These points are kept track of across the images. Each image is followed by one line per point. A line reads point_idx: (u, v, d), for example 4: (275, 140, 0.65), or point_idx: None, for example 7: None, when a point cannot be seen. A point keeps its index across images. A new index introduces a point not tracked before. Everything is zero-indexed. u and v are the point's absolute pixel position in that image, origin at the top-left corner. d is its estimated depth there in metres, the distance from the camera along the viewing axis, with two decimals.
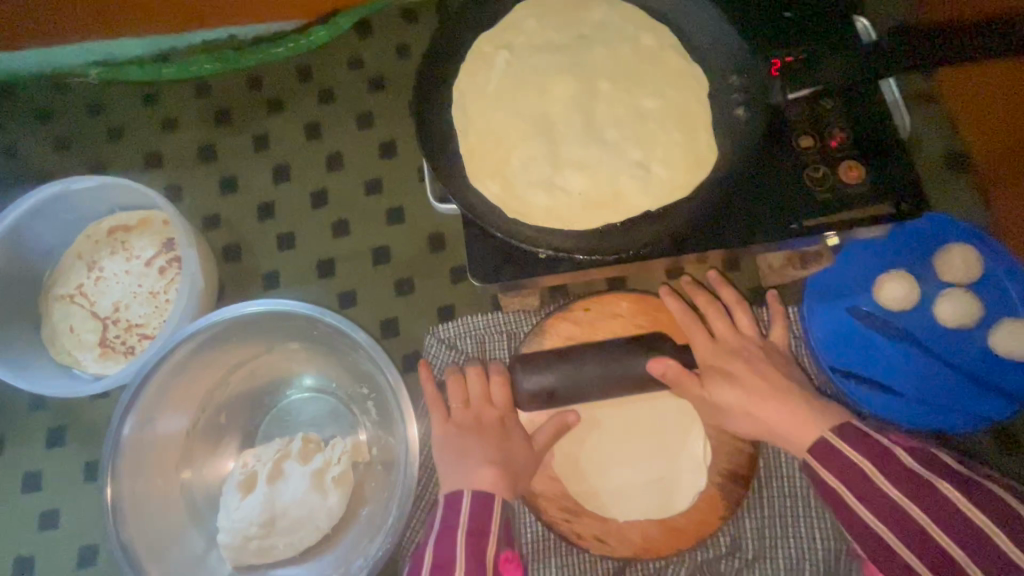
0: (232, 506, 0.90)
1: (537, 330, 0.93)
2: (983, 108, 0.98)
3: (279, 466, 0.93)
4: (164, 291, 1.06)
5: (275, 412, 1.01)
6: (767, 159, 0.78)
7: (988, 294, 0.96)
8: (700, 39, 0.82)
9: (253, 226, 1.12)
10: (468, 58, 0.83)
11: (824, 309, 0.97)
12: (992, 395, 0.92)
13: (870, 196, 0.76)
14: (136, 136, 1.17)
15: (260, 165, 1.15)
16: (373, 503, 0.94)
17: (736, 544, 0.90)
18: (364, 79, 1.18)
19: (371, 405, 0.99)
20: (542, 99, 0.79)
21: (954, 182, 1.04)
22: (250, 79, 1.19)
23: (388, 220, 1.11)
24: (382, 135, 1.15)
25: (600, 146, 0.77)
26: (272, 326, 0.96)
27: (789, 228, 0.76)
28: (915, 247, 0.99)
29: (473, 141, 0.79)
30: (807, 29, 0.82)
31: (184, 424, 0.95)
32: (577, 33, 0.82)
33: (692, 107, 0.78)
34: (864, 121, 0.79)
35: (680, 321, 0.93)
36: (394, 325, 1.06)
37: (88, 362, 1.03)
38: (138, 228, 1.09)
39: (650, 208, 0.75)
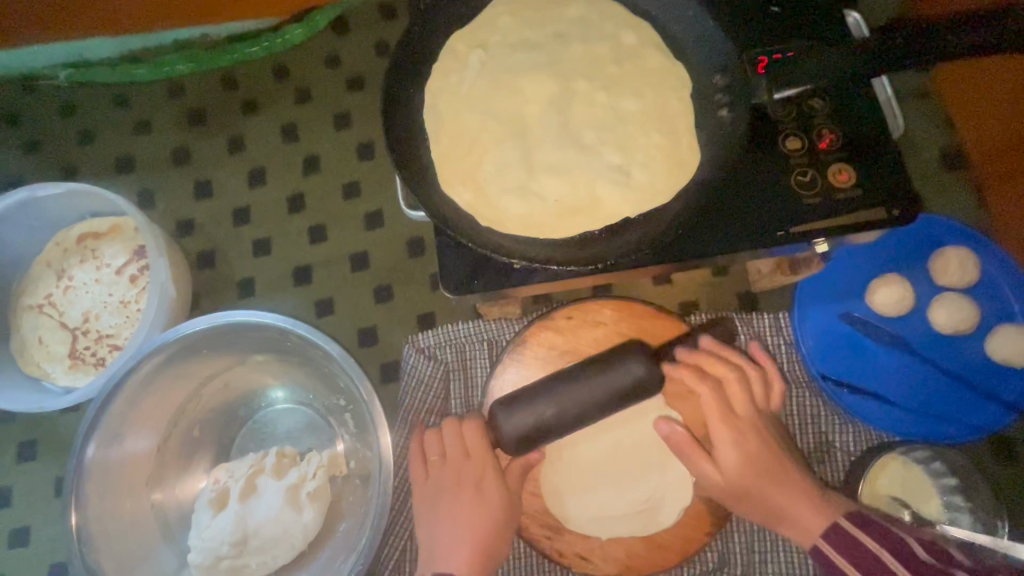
0: (202, 525, 0.87)
1: (518, 339, 0.90)
2: (981, 106, 0.94)
3: (252, 482, 0.90)
4: (135, 301, 1.03)
5: (251, 424, 0.98)
6: (752, 162, 0.75)
7: (985, 298, 0.93)
8: (683, 36, 0.79)
9: (228, 231, 1.09)
10: (441, 58, 0.80)
11: (815, 315, 0.94)
12: (989, 404, 0.89)
13: (860, 201, 0.73)
14: (107, 139, 1.14)
15: (235, 168, 1.12)
16: (350, 519, 0.91)
17: (724, 558, 0.88)
18: (342, 79, 1.14)
19: (348, 417, 0.96)
20: (517, 100, 0.75)
21: (950, 183, 1.01)
22: (224, 79, 1.15)
23: (365, 225, 1.07)
24: (359, 137, 1.11)
25: (577, 150, 0.73)
26: (244, 337, 0.93)
27: (775, 235, 0.72)
28: (909, 251, 0.96)
29: (446, 145, 0.76)
30: (798, 26, 0.78)
31: (154, 439, 0.92)
32: (554, 30, 0.79)
33: (674, 108, 0.74)
34: (854, 121, 0.75)
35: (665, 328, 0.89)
36: (372, 333, 1.03)
37: (58, 375, 1.00)
38: (109, 235, 1.06)
39: (629, 215, 0.71)
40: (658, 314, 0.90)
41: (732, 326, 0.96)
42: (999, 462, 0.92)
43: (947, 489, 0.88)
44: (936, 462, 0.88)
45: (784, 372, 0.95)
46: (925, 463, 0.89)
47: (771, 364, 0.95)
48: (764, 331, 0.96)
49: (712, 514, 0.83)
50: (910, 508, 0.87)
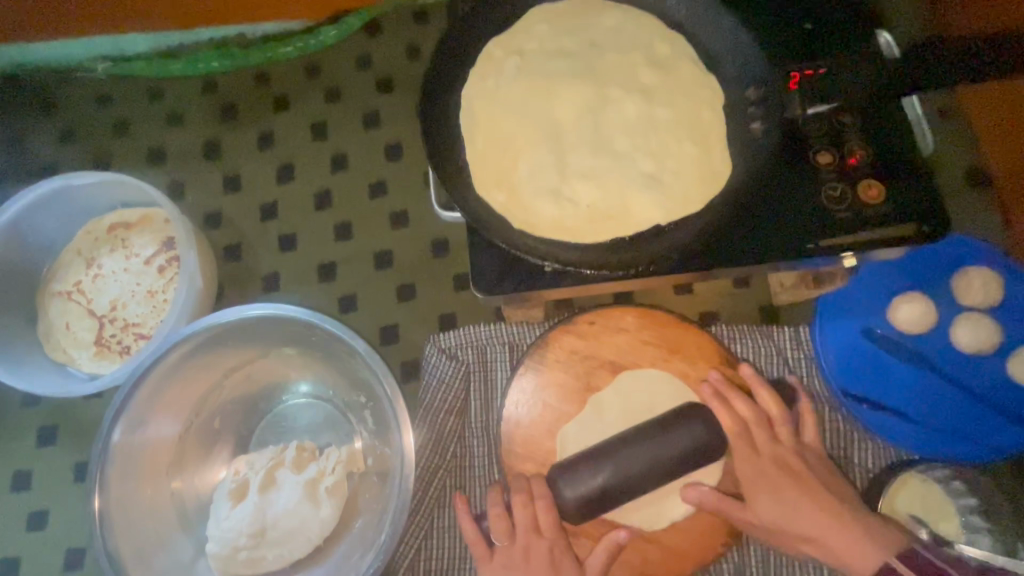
0: (222, 514, 0.88)
1: (540, 342, 0.91)
2: (1007, 128, 0.95)
3: (271, 475, 0.90)
4: (162, 291, 1.04)
5: (271, 417, 0.99)
6: (783, 174, 0.76)
7: (1008, 319, 0.93)
8: (716, 48, 0.80)
9: (256, 227, 1.11)
10: (478, 63, 0.81)
11: (837, 330, 0.94)
12: (1012, 425, 0.89)
13: (890, 216, 0.73)
14: (140, 131, 1.16)
15: (264, 164, 1.14)
16: (367, 515, 0.91)
17: (741, 570, 0.87)
18: (372, 80, 1.16)
19: (368, 413, 0.97)
20: (552, 106, 0.77)
21: (976, 202, 1.01)
22: (257, 77, 1.18)
23: (390, 224, 1.09)
24: (388, 138, 1.13)
25: (610, 157, 0.74)
26: (270, 330, 0.94)
27: (805, 247, 0.73)
28: (932, 269, 0.96)
29: (481, 148, 0.77)
30: (831, 43, 0.80)
31: (177, 427, 0.93)
32: (590, 39, 0.80)
33: (707, 119, 0.76)
34: (885, 138, 0.76)
35: (688, 337, 0.90)
36: (394, 331, 1.04)
37: (83, 361, 1.01)
38: (139, 225, 1.08)
39: (659, 222, 0.72)
40: (681, 322, 0.90)
41: (752, 337, 0.97)
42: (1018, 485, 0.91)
43: (967, 510, 0.87)
44: (956, 482, 0.88)
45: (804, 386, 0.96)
46: (946, 482, 0.88)
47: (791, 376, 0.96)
48: (784, 344, 0.97)
49: (730, 524, 0.83)
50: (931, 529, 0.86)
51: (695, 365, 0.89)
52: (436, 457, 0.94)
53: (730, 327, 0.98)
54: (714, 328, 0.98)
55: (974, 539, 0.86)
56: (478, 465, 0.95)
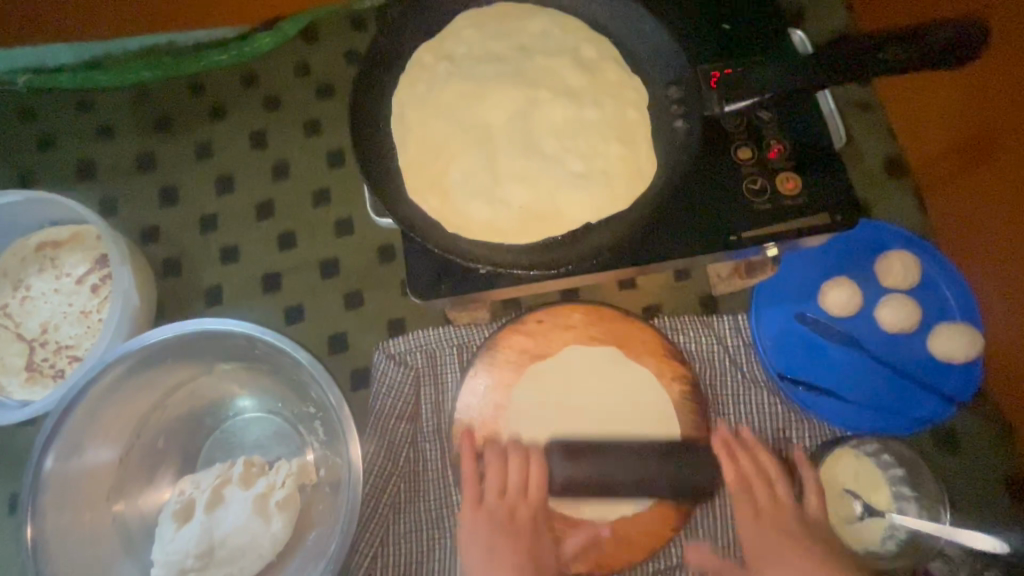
0: (167, 537, 0.86)
1: (487, 343, 0.93)
2: (919, 119, 1.01)
3: (218, 492, 0.89)
4: (97, 310, 1.01)
5: (217, 435, 0.97)
6: (707, 170, 0.78)
7: (926, 298, 0.98)
8: (640, 50, 0.82)
9: (195, 239, 1.08)
10: (408, 69, 0.82)
11: (772, 316, 0.99)
12: (933, 398, 0.94)
13: (808, 206, 0.77)
14: (69, 146, 1.12)
15: (202, 175, 1.11)
16: (320, 527, 0.91)
17: None
18: (311, 87, 1.15)
19: (318, 424, 0.96)
20: (482, 110, 0.78)
21: (896, 189, 1.07)
22: (191, 86, 1.15)
23: (336, 232, 1.08)
24: (329, 145, 1.12)
25: (539, 159, 0.76)
26: (210, 346, 0.92)
27: (729, 239, 0.76)
28: (858, 253, 1.01)
29: (413, 154, 0.77)
30: (747, 42, 0.83)
31: (116, 452, 0.91)
32: (517, 43, 0.81)
33: (632, 118, 0.78)
34: (800, 133, 0.80)
35: (631, 331, 0.93)
36: (343, 339, 1.03)
37: (14, 387, 0.97)
38: (69, 243, 1.04)
39: (589, 220, 0.74)
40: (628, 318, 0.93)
41: (693, 327, 1.00)
42: (940, 453, 0.97)
43: (896, 480, 0.92)
44: (885, 454, 0.93)
45: (744, 372, 1.00)
46: (875, 455, 0.93)
47: (731, 363, 1.00)
48: (725, 333, 1.01)
49: (676, 511, 0.87)
50: (861, 500, 0.92)
51: (638, 357, 0.92)
52: (388, 464, 0.94)
53: (672, 318, 1.01)
54: (656, 321, 1.01)
55: (902, 507, 0.90)
56: (431, 469, 0.95)
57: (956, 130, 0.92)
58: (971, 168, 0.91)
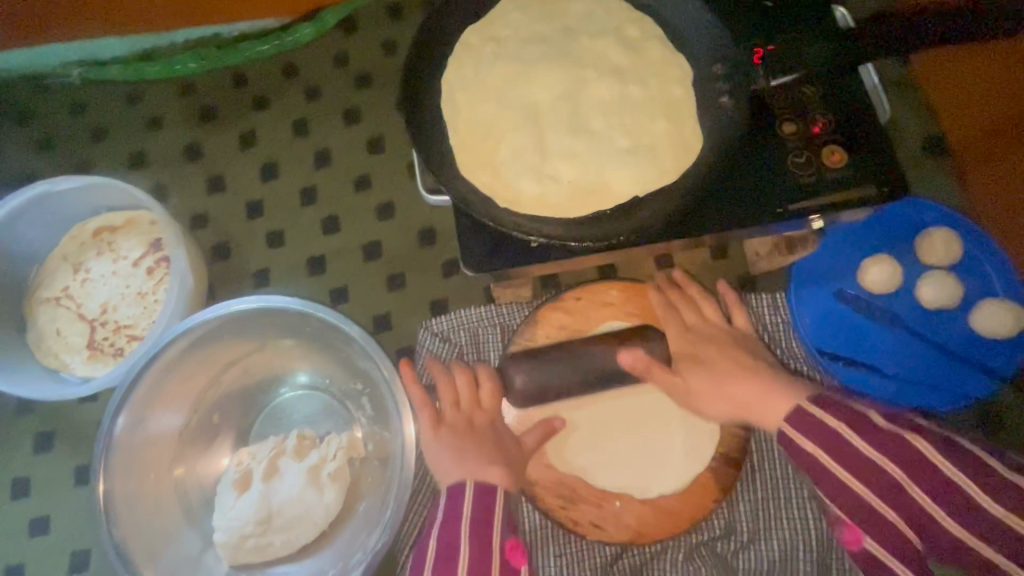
0: (226, 506, 0.90)
1: (530, 320, 0.95)
2: (957, 96, 1.01)
3: (274, 464, 0.92)
4: (153, 291, 1.05)
5: (269, 410, 1.01)
6: (753, 145, 0.79)
7: (968, 275, 0.98)
8: (683, 29, 0.84)
9: (242, 224, 1.12)
10: (455, 52, 0.84)
11: (810, 293, 1.00)
12: (976, 373, 0.95)
13: (853, 179, 0.78)
14: (121, 135, 1.16)
15: (248, 162, 1.15)
16: (371, 498, 0.94)
17: (731, 526, 0.92)
18: (351, 76, 1.18)
19: (365, 400, 1.00)
20: (530, 90, 0.80)
21: (934, 167, 1.07)
22: (235, 77, 1.18)
23: (377, 216, 1.11)
24: (370, 132, 1.15)
25: (586, 136, 0.78)
26: (263, 323, 0.95)
27: (775, 212, 0.77)
28: (897, 231, 1.02)
29: (464, 133, 0.80)
30: (790, 19, 0.84)
31: (176, 425, 0.95)
32: (562, 25, 0.83)
33: (677, 96, 0.79)
34: (844, 107, 0.81)
35: (670, 308, 0.95)
36: (387, 319, 1.06)
37: (77, 365, 1.01)
38: (125, 228, 1.08)
39: (638, 194, 0.76)
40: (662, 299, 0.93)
41: None
42: (982, 429, 0.97)
43: None
44: None
45: (783, 349, 1.01)
46: None
47: (770, 341, 1.01)
48: (762, 310, 1.00)
49: (719, 483, 0.88)
50: None
51: None
52: None
53: (711, 297, 1.02)
54: (695, 299, 1.02)
55: None
56: None
57: (998, 106, 0.93)
58: (1014, 145, 0.91)
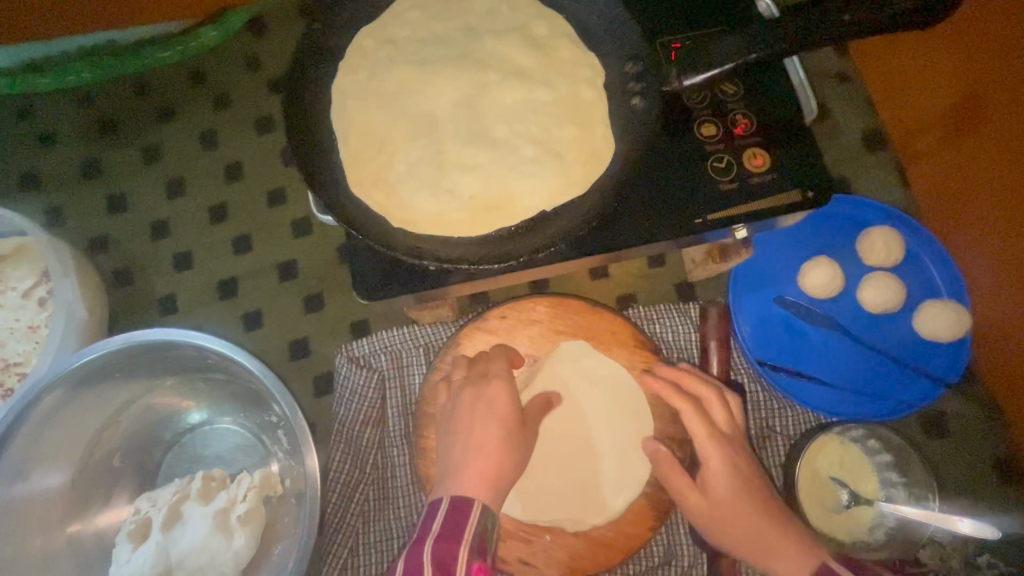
0: (122, 560, 0.82)
1: (451, 342, 0.89)
2: (897, 87, 0.96)
3: (176, 510, 0.85)
4: (45, 325, 0.96)
5: (179, 448, 0.93)
6: (669, 150, 0.74)
7: (910, 275, 0.94)
8: (595, 25, 0.77)
9: (147, 247, 1.03)
10: (347, 55, 0.76)
11: (749, 300, 0.95)
12: (919, 378, 0.91)
13: (775, 183, 0.72)
14: (11, 154, 1.07)
15: (152, 179, 1.06)
16: (286, 540, 0.87)
17: (671, 551, 0.88)
18: (263, 81, 1.10)
19: (281, 433, 0.92)
20: (427, 97, 0.73)
21: (875, 162, 1.03)
22: (135, 87, 1.10)
23: (293, 232, 1.03)
24: (284, 142, 1.07)
25: (488, 146, 0.71)
26: (161, 357, 0.88)
27: (694, 221, 0.71)
28: (839, 232, 0.97)
29: (355, 145, 0.72)
30: (709, 12, 0.78)
31: (68, 472, 0.86)
32: (463, 24, 0.77)
33: (587, 98, 0.73)
34: (766, 106, 0.75)
35: (600, 322, 0.89)
36: (305, 344, 0.99)
37: None
38: (13, 256, 0.99)
39: (544, 208, 0.69)
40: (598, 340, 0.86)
41: (668, 316, 0.96)
42: (927, 435, 0.93)
43: (883, 467, 0.88)
44: (871, 440, 0.88)
45: None
46: (862, 442, 0.89)
47: None
48: None
49: (654, 510, 0.83)
50: (847, 488, 0.87)
51: (609, 350, 0.88)
52: (355, 472, 0.91)
53: (647, 307, 0.97)
54: (630, 311, 0.97)
55: (890, 494, 0.87)
56: (400, 475, 0.92)
57: (937, 97, 0.87)
58: (955, 137, 0.86)
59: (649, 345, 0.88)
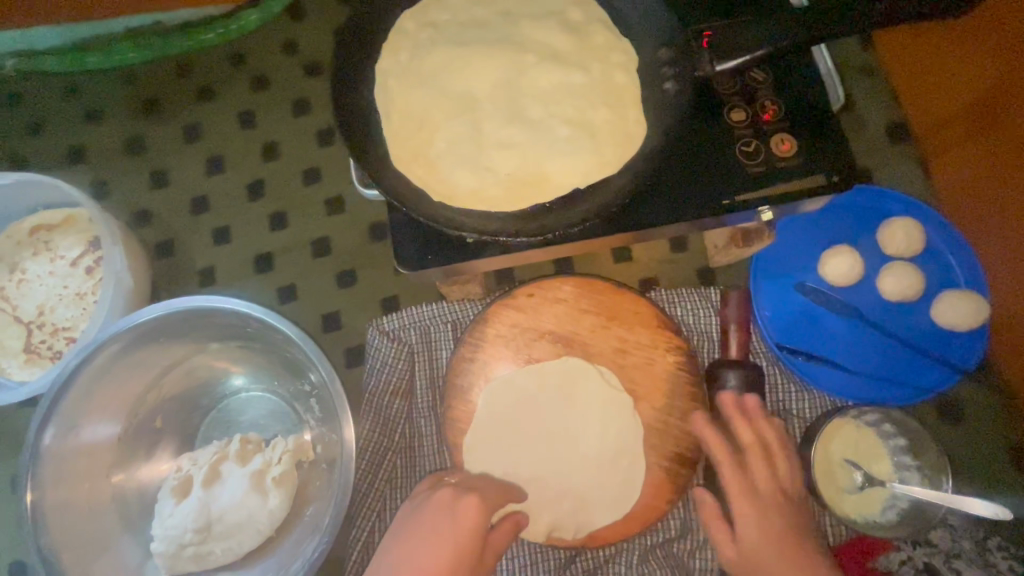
0: (165, 513, 0.87)
1: (479, 318, 0.92)
2: (922, 80, 0.97)
3: (215, 468, 0.89)
4: (92, 292, 1.01)
5: (216, 414, 0.98)
6: (698, 134, 0.76)
7: (930, 266, 0.96)
8: (629, 12, 0.80)
9: (187, 221, 1.08)
10: (390, 37, 0.80)
11: (770, 286, 0.97)
12: (936, 366, 0.93)
13: (802, 168, 0.74)
14: (59, 129, 1.11)
15: (192, 157, 1.10)
16: (317, 503, 0.91)
17: (686, 525, 0.92)
18: (300, 65, 1.13)
19: (314, 402, 0.97)
20: (466, 78, 0.76)
21: (897, 155, 1.04)
22: (178, 68, 1.14)
23: (327, 211, 1.07)
24: (318, 123, 1.11)
25: (524, 126, 0.74)
26: (203, 324, 0.92)
27: (722, 203, 0.74)
28: (859, 223, 0.99)
29: (397, 123, 0.76)
30: (738, 2, 0.80)
31: (114, 429, 0.91)
32: (502, 9, 0.79)
33: (620, 82, 0.76)
34: (793, 94, 0.77)
35: (624, 303, 0.92)
36: (337, 318, 1.03)
37: (13, 369, 0.98)
38: (62, 226, 1.04)
39: (577, 187, 0.72)
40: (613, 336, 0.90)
41: (690, 300, 0.99)
42: (942, 423, 0.95)
43: (898, 451, 0.90)
44: (886, 425, 0.91)
45: None
46: (875, 426, 0.91)
47: None
48: None
49: (671, 482, 0.87)
50: (861, 470, 0.90)
51: (631, 329, 0.91)
52: (384, 440, 0.95)
53: (668, 291, 1.00)
54: (652, 294, 1.00)
55: (904, 477, 0.89)
56: (428, 444, 0.95)
57: (961, 88, 0.89)
58: (977, 129, 0.88)
59: (671, 326, 0.91)
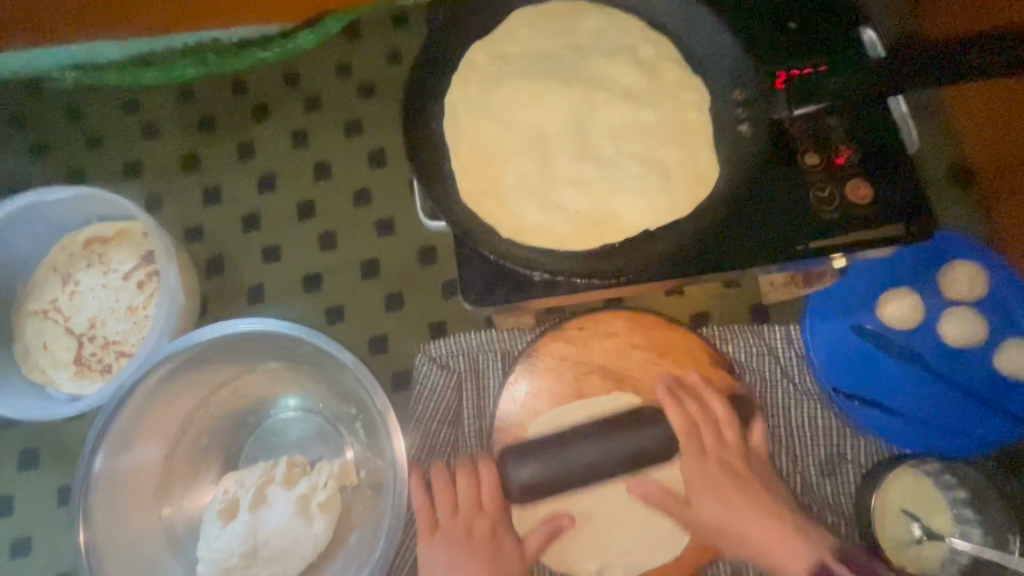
0: (212, 535, 0.86)
1: (530, 350, 0.91)
2: (986, 124, 0.96)
3: (261, 492, 0.89)
4: (143, 307, 1.01)
5: (259, 434, 0.97)
6: (772, 177, 0.75)
7: (994, 312, 0.93)
8: (701, 50, 0.79)
9: (237, 238, 1.08)
10: (459, 68, 0.79)
11: (828, 325, 0.95)
12: (1000, 417, 0.89)
13: (878, 215, 0.73)
14: (115, 142, 1.13)
15: (244, 173, 1.11)
16: (362, 529, 0.91)
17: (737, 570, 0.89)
18: (353, 85, 1.14)
19: (359, 426, 0.96)
20: (537, 113, 0.75)
21: (959, 196, 1.02)
22: (234, 85, 1.14)
23: (376, 233, 1.07)
24: (370, 144, 1.11)
25: (595, 163, 0.73)
26: (253, 345, 0.92)
27: (795, 248, 0.73)
28: (920, 265, 0.97)
29: (466, 157, 0.75)
30: (812, 44, 0.79)
31: (163, 447, 0.92)
32: (573, 43, 0.79)
33: (693, 121, 0.75)
34: (868, 139, 0.76)
35: (677, 340, 0.91)
36: (384, 341, 1.02)
37: (63, 381, 0.98)
38: (116, 239, 1.05)
39: (648, 228, 0.72)
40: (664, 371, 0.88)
41: (743, 338, 0.97)
42: (1004, 476, 0.92)
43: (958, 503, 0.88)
44: (946, 476, 0.89)
45: (795, 384, 0.96)
46: (936, 476, 0.89)
47: (783, 375, 0.96)
48: (777, 343, 0.97)
49: None
50: (919, 521, 0.88)
51: (685, 367, 0.90)
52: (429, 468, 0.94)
53: (721, 327, 0.98)
54: (704, 330, 0.98)
55: (964, 532, 0.87)
56: None
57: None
58: None
59: (725, 366, 0.90)
